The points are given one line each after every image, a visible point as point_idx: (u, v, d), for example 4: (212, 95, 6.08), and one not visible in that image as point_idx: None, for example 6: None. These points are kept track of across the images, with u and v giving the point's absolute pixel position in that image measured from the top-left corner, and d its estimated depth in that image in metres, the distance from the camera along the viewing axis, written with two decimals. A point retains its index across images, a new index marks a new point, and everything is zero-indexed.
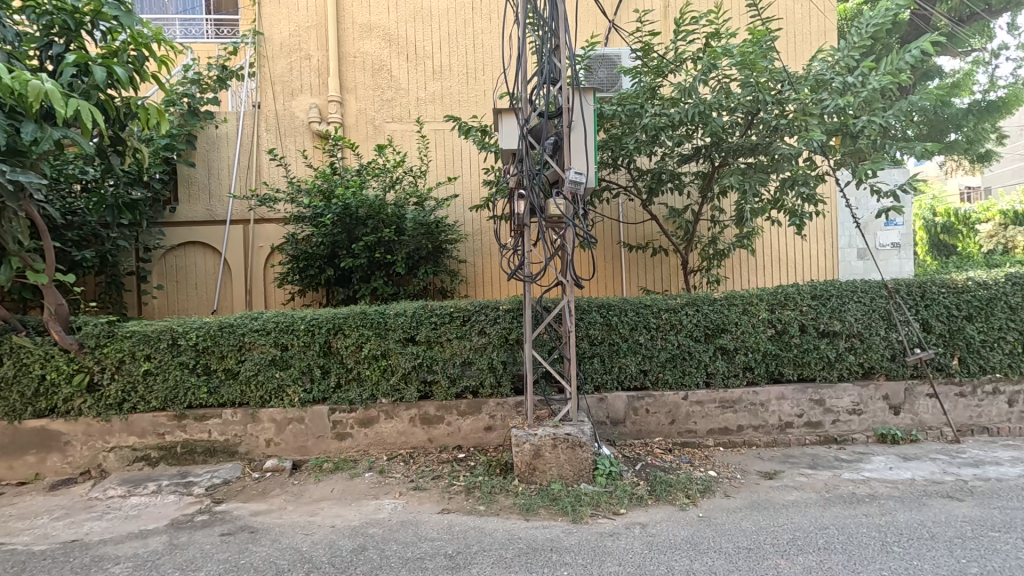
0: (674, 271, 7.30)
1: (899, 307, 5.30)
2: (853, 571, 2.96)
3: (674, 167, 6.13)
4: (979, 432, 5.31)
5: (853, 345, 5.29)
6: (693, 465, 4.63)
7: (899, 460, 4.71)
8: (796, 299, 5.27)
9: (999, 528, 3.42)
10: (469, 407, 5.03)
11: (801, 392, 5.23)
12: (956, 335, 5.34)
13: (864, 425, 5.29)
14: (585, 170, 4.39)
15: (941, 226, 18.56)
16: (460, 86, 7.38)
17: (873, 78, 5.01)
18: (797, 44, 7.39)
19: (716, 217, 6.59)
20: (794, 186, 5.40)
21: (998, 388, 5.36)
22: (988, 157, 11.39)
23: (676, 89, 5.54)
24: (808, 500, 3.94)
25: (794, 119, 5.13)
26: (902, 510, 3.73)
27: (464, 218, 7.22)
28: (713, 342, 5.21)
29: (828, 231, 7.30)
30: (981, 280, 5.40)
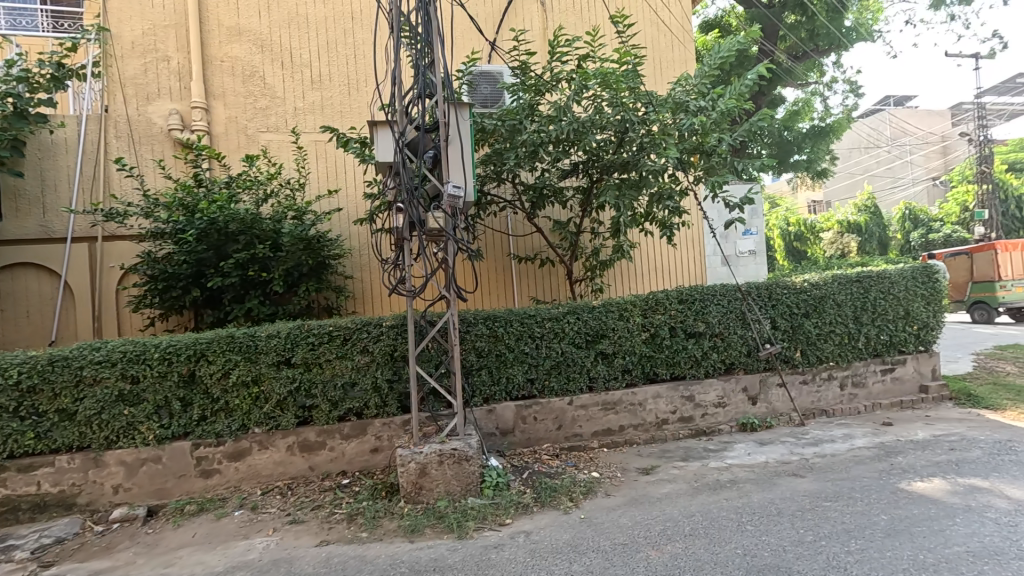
0: (562, 281, 7.57)
1: (752, 308, 5.95)
2: (713, 553, 3.21)
3: (555, 181, 6.40)
4: (820, 415, 6.07)
5: (716, 343, 5.83)
6: (578, 468, 4.80)
7: (756, 446, 5.24)
8: (665, 303, 5.69)
9: (832, 499, 3.90)
10: (354, 430, 4.82)
11: (673, 390, 5.64)
12: (798, 331, 6.08)
13: (728, 416, 5.82)
14: (464, 184, 4.42)
15: (794, 235, 21.18)
16: (341, 97, 7.14)
17: (722, 103, 5.58)
18: (662, 70, 8.08)
19: (597, 229, 6.97)
20: (661, 200, 5.86)
21: (832, 374, 6.17)
22: (824, 175, 13.14)
23: (552, 107, 5.77)
24: (679, 491, 4.24)
25: (656, 137, 5.58)
26: (756, 491, 4.13)
27: (349, 232, 6.96)
28: (594, 347, 5.46)
29: (696, 240, 8.00)
30: (814, 282, 6.23)
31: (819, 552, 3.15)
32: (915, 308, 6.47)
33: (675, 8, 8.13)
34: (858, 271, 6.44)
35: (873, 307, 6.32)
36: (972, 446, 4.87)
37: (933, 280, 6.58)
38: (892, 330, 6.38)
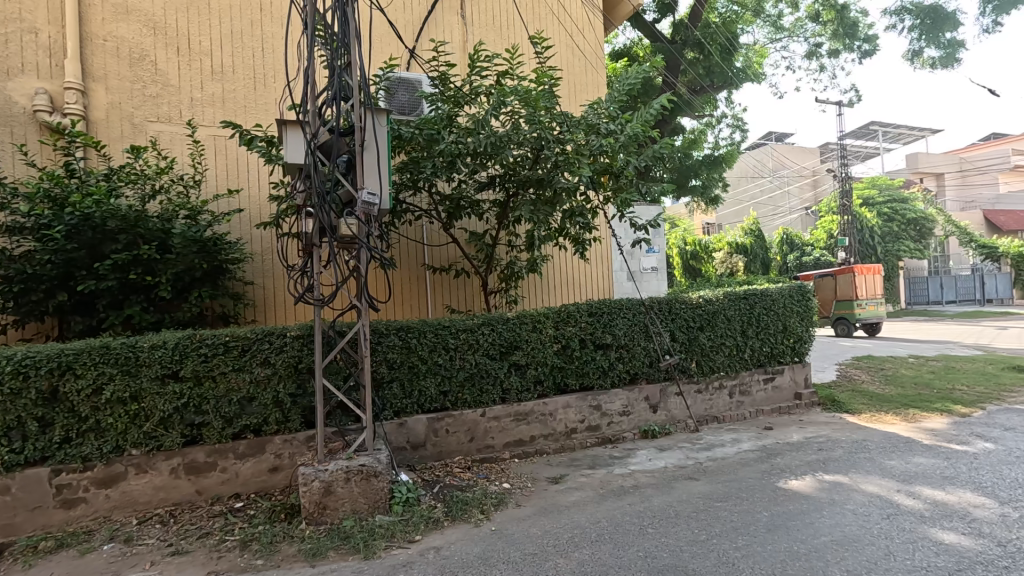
0: (477, 292, 7.58)
1: (654, 321, 6.33)
2: (616, 557, 3.34)
3: (472, 193, 6.43)
4: (712, 421, 6.57)
5: (621, 355, 6.12)
6: (489, 479, 4.80)
7: (656, 452, 5.56)
8: (576, 316, 5.90)
9: (722, 499, 4.22)
10: (251, 449, 4.47)
11: (582, 400, 5.84)
12: (694, 343, 6.56)
13: (632, 423, 6.13)
14: (380, 191, 4.31)
15: (692, 253, 22.49)
16: (246, 91, 6.70)
17: (630, 128, 5.91)
18: (576, 91, 8.43)
19: (512, 242, 7.09)
20: (574, 216, 6.07)
21: (723, 383, 6.71)
22: (716, 200, 14.34)
23: (471, 119, 5.82)
24: (586, 498, 4.38)
25: (570, 157, 5.79)
26: (657, 495, 4.38)
27: (249, 235, 6.49)
28: (507, 358, 5.51)
29: (605, 256, 8.39)
30: (708, 298, 6.78)
31: (711, 550, 3.39)
32: (792, 323, 7.25)
33: (589, 35, 8.56)
34: (745, 289, 7.09)
35: (757, 322, 6.98)
36: (835, 446, 5.51)
37: (805, 299, 7.42)
38: (772, 342, 7.09)
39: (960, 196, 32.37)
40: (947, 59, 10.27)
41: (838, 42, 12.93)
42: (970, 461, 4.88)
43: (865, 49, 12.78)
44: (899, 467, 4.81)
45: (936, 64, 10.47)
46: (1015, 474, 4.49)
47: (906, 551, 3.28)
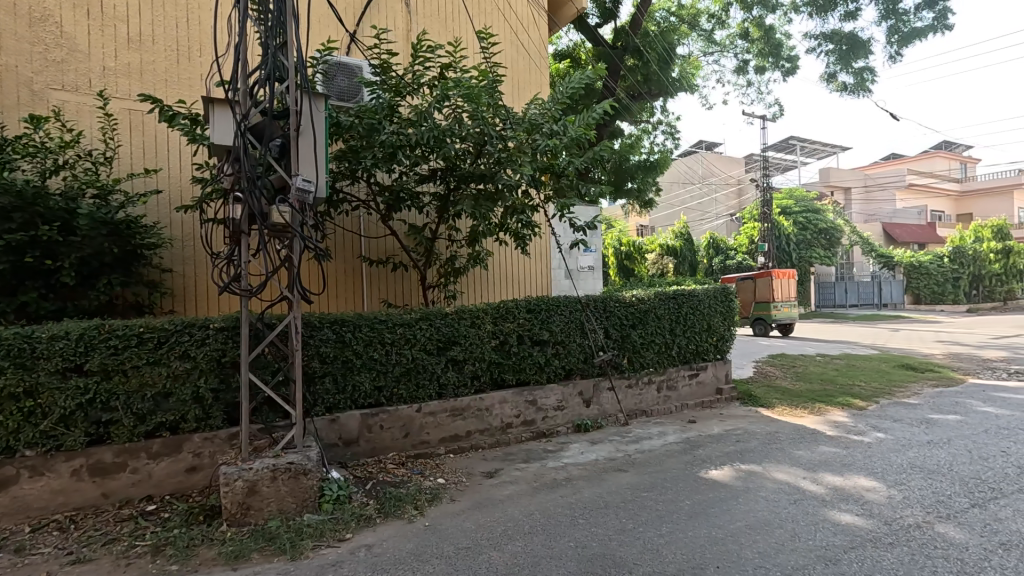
0: (415, 286, 7.47)
1: (590, 318, 6.51)
2: (548, 548, 3.43)
3: (413, 186, 6.33)
4: (641, 415, 6.85)
5: (557, 351, 6.25)
6: (423, 475, 4.76)
7: (588, 445, 5.73)
8: (514, 312, 5.96)
9: (648, 489, 4.42)
10: (166, 448, 4.18)
11: (519, 395, 5.91)
12: (627, 340, 6.81)
13: (566, 418, 6.27)
14: (315, 179, 4.14)
15: (625, 254, 23.13)
16: (167, 63, 6.22)
17: (573, 130, 6.00)
18: (519, 88, 8.49)
19: (452, 236, 7.04)
20: (514, 213, 6.12)
21: (652, 379, 7.01)
22: (649, 204, 14.91)
23: (413, 110, 5.72)
24: (520, 491, 4.45)
25: (513, 154, 5.82)
26: (587, 487, 4.52)
27: (169, 219, 6.04)
28: (445, 354, 5.48)
29: (545, 252, 8.52)
30: (641, 297, 7.06)
31: (638, 538, 3.54)
32: (715, 323, 7.69)
33: (534, 33, 8.64)
34: (675, 289, 7.44)
35: (685, 321, 7.35)
36: (751, 438, 5.92)
37: (728, 300, 7.89)
38: (698, 340, 7.49)
39: (863, 209, 35.52)
40: (858, 83, 11.21)
41: (763, 60, 13.80)
42: (865, 450, 5.39)
43: (787, 68, 13.66)
44: (806, 456, 5.24)
45: (849, 88, 11.40)
46: (901, 460, 5.02)
47: (809, 532, 3.58)
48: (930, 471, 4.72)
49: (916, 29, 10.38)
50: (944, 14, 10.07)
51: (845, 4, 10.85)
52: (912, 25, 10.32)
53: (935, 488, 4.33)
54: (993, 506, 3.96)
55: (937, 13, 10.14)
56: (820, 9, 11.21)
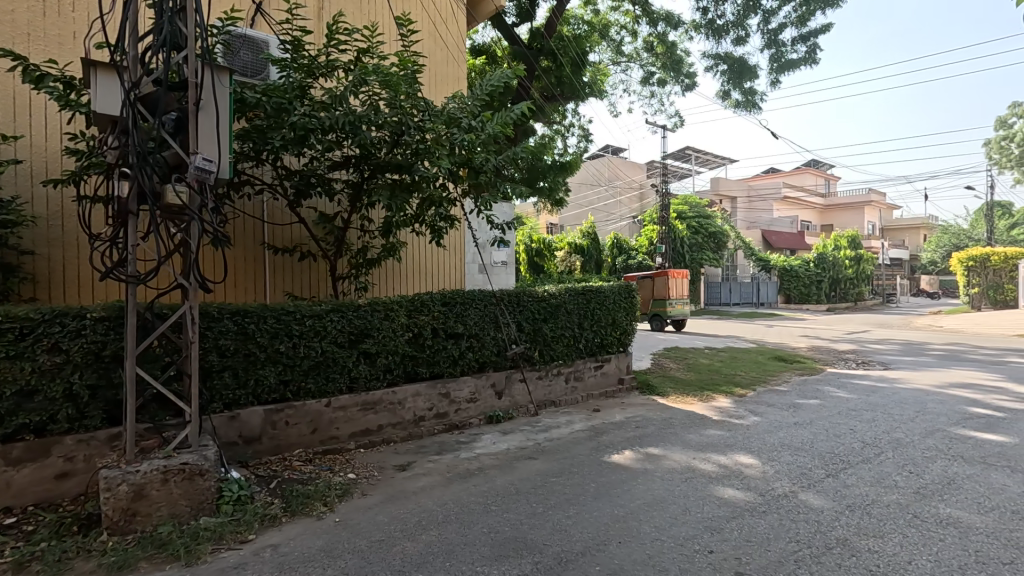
0: (323, 277, 7.16)
1: (503, 312, 6.65)
2: (462, 535, 3.50)
3: (324, 172, 6.08)
4: (550, 405, 7.12)
5: (471, 344, 6.32)
6: (332, 471, 4.63)
7: (500, 435, 5.87)
8: (429, 305, 5.94)
9: (556, 475, 4.65)
10: (30, 452, 3.71)
11: (432, 388, 5.90)
12: (538, 333, 7.04)
13: (478, 410, 6.37)
14: (216, 158, 3.85)
15: (536, 251, 23.82)
16: (31, 15, 5.43)
17: (491, 127, 6.06)
18: (438, 82, 8.42)
19: (365, 226, 6.84)
20: (431, 205, 6.08)
21: (561, 370, 7.31)
22: (560, 203, 15.41)
23: (327, 93, 5.49)
24: (433, 483, 4.48)
25: (430, 145, 5.77)
26: (500, 475, 4.65)
27: (32, 194, 5.29)
28: (357, 347, 5.34)
29: (459, 246, 8.53)
30: (552, 292, 7.32)
31: (547, 520, 3.72)
32: (619, 318, 8.18)
33: (452, 27, 8.62)
34: (583, 285, 7.79)
35: (592, 315, 7.74)
36: (649, 424, 6.40)
37: (631, 296, 8.42)
38: (603, 334, 7.92)
39: (747, 218, 39.27)
40: (746, 103, 12.40)
41: (666, 74, 14.80)
42: (745, 432, 6.03)
43: (686, 84, 14.65)
44: (695, 439, 5.76)
45: (739, 106, 12.56)
46: (773, 440, 5.69)
47: (698, 506, 3.97)
48: (796, 448, 5.40)
49: (793, 59, 11.67)
50: (815, 49, 11.41)
51: (735, 30, 11.93)
52: (790, 55, 11.59)
53: (799, 462, 4.97)
54: (842, 475, 4.63)
55: (810, 47, 11.47)
56: (715, 33, 12.25)
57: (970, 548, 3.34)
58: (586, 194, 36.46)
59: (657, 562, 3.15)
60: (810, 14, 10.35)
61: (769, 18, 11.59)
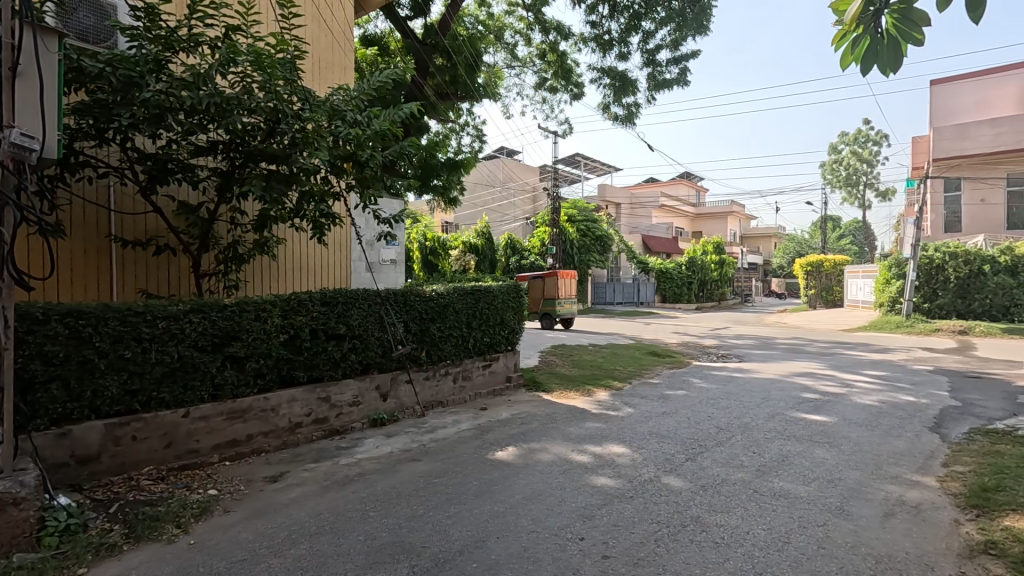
0: (184, 274, 6.46)
1: (388, 312, 6.46)
2: (336, 545, 3.35)
3: (186, 157, 5.49)
4: (438, 405, 7.07)
5: (354, 345, 6.06)
6: (189, 488, 4.20)
7: (383, 439, 5.71)
8: (307, 305, 5.60)
9: (439, 475, 4.62)
10: None
11: (309, 392, 5.58)
12: (425, 334, 6.96)
13: (361, 413, 6.13)
14: (40, 134, 3.31)
15: None
16: None
17: (376, 122, 5.81)
18: (322, 70, 7.99)
19: (235, 219, 6.29)
20: (310, 199, 5.73)
21: (449, 370, 7.29)
22: (454, 202, 15.36)
23: (188, 71, 4.96)
24: (308, 492, 4.23)
25: (309, 136, 5.41)
26: (381, 479, 4.52)
27: None
28: (222, 351, 4.88)
29: (344, 244, 8.17)
30: (440, 292, 7.27)
31: (427, 522, 3.69)
32: (507, 317, 8.34)
33: (338, 13, 8.22)
34: (471, 286, 7.83)
35: (480, 315, 7.81)
36: (533, 420, 6.60)
37: (518, 296, 8.63)
38: (491, 333, 8.03)
39: (629, 223, 42.12)
40: (628, 116, 13.27)
41: (557, 82, 15.37)
42: (620, 423, 6.46)
43: (575, 93, 15.32)
44: (575, 432, 6.06)
45: (620, 118, 13.41)
46: (644, 429, 6.16)
47: (573, 496, 4.17)
48: (663, 436, 5.88)
49: (667, 79, 12.72)
50: (685, 72, 12.54)
51: (619, 47, 12.73)
52: (665, 75, 12.62)
53: (664, 449, 5.43)
54: (699, 459, 5.14)
55: (681, 70, 12.57)
56: (602, 47, 12.96)
57: (795, 515, 3.86)
58: (480, 194, 36.72)
59: (531, 554, 3.26)
60: (682, 39, 11.35)
61: (648, 39, 12.53)
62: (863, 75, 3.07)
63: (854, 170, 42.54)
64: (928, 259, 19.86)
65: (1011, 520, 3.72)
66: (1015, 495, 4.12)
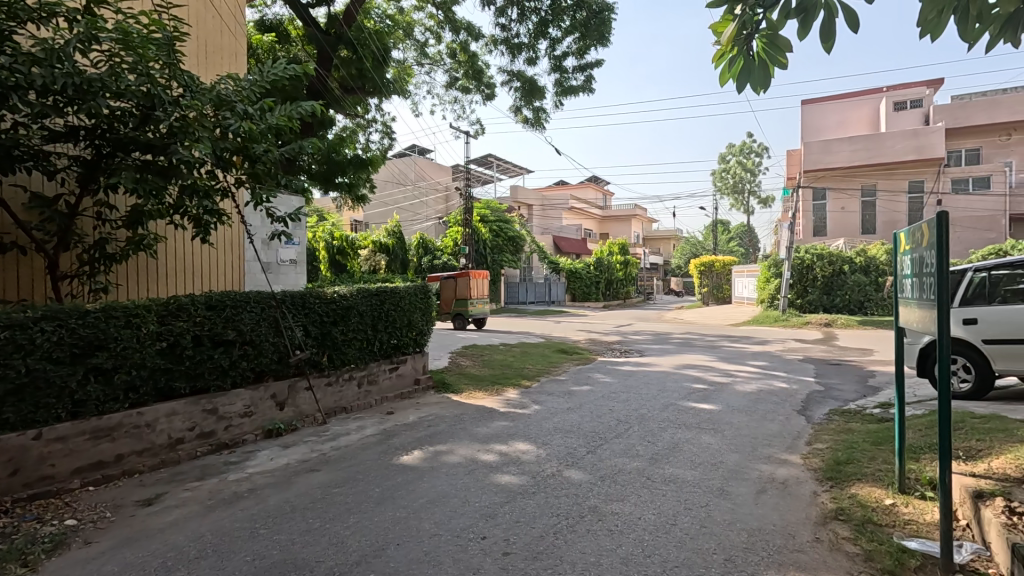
0: (39, 276, 5.69)
1: (285, 315, 6.09)
2: (219, 569, 3.11)
3: (38, 142, 4.83)
4: (341, 411, 6.80)
5: (246, 352, 5.65)
6: (41, 521, 3.70)
7: (279, 450, 5.39)
8: (190, 309, 5.14)
9: (339, 485, 4.44)
10: None
11: (193, 405, 5.13)
12: (326, 338, 6.65)
13: (254, 424, 5.73)
14: None
15: None
16: None
17: (270, 116, 5.42)
18: (209, 55, 7.39)
19: (103, 214, 5.64)
20: (193, 194, 5.26)
21: (352, 374, 7.04)
22: (361, 200, 14.81)
23: (38, 45, 4.36)
24: (189, 514, 3.89)
25: (190, 125, 4.94)
26: (274, 494, 4.26)
27: None
28: (84, 363, 4.35)
29: (235, 243, 7.62)
30: (343, 294, 6.98)
31: (323, 535, 3.53)
32: (415, 318, 8.20)
33: None
34: (376, 286, 7.61)
35: (386, 317, 7.61)
36: (441, 422, 6.55)
37: (426, 297, 8.52)
38: (398, 335, 7.86)
39: (541, 224, 43.13)
40: (536, 120, 13.58)
41: (468, 82, 15.37)
42: (527, 420, 6.59)
43: (487, 94, 15.40)
44: (483, 432, 6.10)
45: (530, 122, 13.68)
46: (549, 425, 6.33)
47: (477, 496, 4.20)
48: (567, 431, 6.09)
49: (573, 86, 13.17)
50: (590, 79, 13.06)
51: (528, 51, 12.97)
52: (571, 82, 13.05)
53: (567, 444, 5.62)
54: (599, 451, 5.38)
55: (586, 77, 13.08)
56: (511, 50, 13.13)
57: (682, 499, 4.16)
58: (392, 192, 35.78)
59: (432, 558, 3.22)
60: (586, 48, 11.80)
61: (555, 46, 12.90)
62: (738, 92, 3.45)
63: (740, 178, 46.68)
64: (801, 260, 22.27)
65: (857, 488, 4.28)
66: (861, 466, 4.74)
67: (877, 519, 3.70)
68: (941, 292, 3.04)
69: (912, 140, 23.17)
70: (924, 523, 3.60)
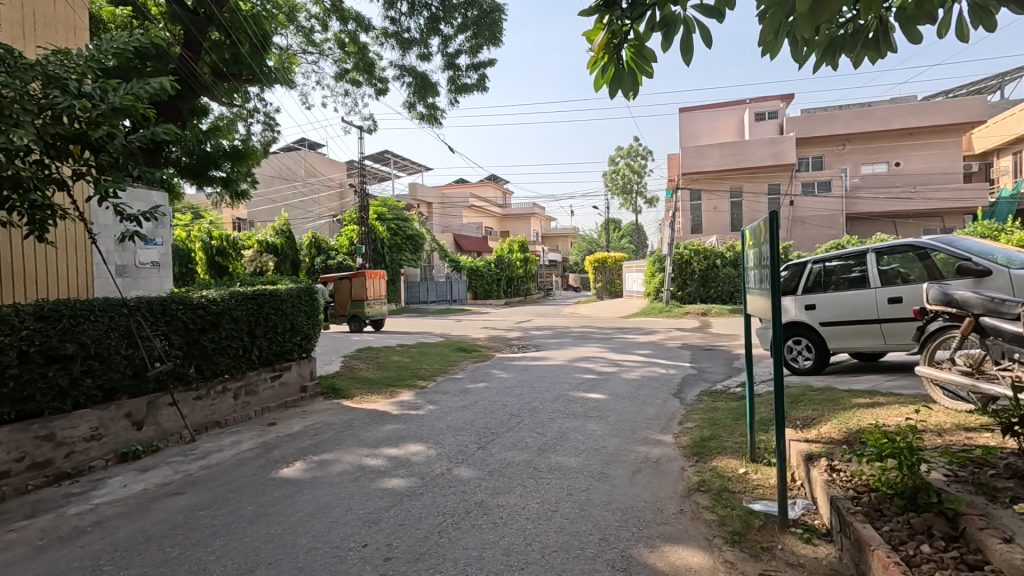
0: None
1: (141, 325, 5.42)
2: None
3: None
4: (213, 426, 6.25)
5: (90, 368, 4.96)
6: None
7: (135, 475, 4.82)
8: (13, 321, 4.42)
9: (205, 507, 4.07)
10: None
11: (20, 432, 4.46)
12: (193, 347, 6.05)
13: (104, 449, 5.08)
14: None
15: None
16: None
17: (113, 96, 4.76)
18: (34, 25, 6.38)
19: None
20: (17, 188, 4.50)
21: (226, 386, 6.50)
22: (243, 195, 13.59)
23: None
24: (11, 559, 3.35)
25: (7, 106, 4.23)
26: (125, 524, 3.80)
27: None
28: None
29: (79, 244, 6.77)
30: (213, 298, 6.38)
31: (182, 563, 3.21)
32: (299, 322, 7.74)
33: None
34: (253, 290, 7.05)
35: (265, 321, 7.08)
36: (327, 429, 6.26)
37: (312, 299, 8.07)
38: (280, 341, 7.35)
39: (441, 222, 42.74)
40: (430, 117, 13.40)
41: (359, 74, 14.78)
42: (419, 421, 6.50)
43: (380, 88, 14.95)
44: (372, 436, 5.91)
45: (424, 118, 13.48)
46: (442, 425, 6.30)
47: (361, 503, 4.06)
48: (459, 429, 6.09)
49: (467, 84, 13.18)
50: (484, 78, 13.16)
51: (420, 47, 12.77)
52: (464, 80, 13.05)
53: (459, 441, 5.63)
54: (490, 446, 5.44)
55: (480, 76, 13.15)
56: (402, 44, 12.83)
57: (565, 486, 4.34)
58: (280, 188, 33.48)
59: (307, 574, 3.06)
60: (478, 47, 11.85)
61: (447, 43, 12.81)
62: (612, 98, 3.66)
63: (629, 179, 49.67)
64: (681, 255, 24.20)
65: (717, 461, 4.74)
66: (722, 440, 5.26)
67: (731, 487, 4.12)
68: (773, 284, 3.45)
69: (770, 147, 26.07)
70: (768, 486, 4.08)
